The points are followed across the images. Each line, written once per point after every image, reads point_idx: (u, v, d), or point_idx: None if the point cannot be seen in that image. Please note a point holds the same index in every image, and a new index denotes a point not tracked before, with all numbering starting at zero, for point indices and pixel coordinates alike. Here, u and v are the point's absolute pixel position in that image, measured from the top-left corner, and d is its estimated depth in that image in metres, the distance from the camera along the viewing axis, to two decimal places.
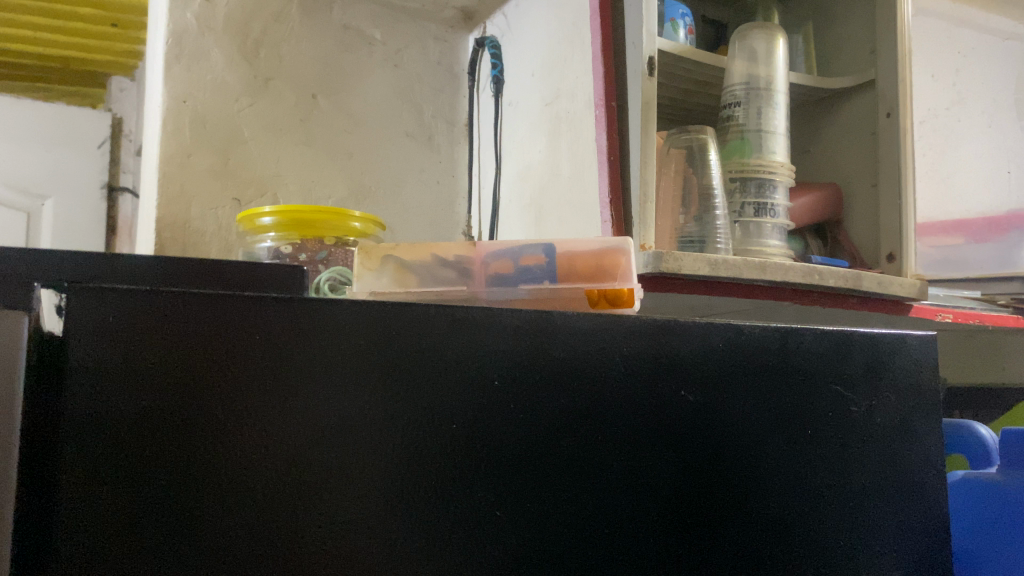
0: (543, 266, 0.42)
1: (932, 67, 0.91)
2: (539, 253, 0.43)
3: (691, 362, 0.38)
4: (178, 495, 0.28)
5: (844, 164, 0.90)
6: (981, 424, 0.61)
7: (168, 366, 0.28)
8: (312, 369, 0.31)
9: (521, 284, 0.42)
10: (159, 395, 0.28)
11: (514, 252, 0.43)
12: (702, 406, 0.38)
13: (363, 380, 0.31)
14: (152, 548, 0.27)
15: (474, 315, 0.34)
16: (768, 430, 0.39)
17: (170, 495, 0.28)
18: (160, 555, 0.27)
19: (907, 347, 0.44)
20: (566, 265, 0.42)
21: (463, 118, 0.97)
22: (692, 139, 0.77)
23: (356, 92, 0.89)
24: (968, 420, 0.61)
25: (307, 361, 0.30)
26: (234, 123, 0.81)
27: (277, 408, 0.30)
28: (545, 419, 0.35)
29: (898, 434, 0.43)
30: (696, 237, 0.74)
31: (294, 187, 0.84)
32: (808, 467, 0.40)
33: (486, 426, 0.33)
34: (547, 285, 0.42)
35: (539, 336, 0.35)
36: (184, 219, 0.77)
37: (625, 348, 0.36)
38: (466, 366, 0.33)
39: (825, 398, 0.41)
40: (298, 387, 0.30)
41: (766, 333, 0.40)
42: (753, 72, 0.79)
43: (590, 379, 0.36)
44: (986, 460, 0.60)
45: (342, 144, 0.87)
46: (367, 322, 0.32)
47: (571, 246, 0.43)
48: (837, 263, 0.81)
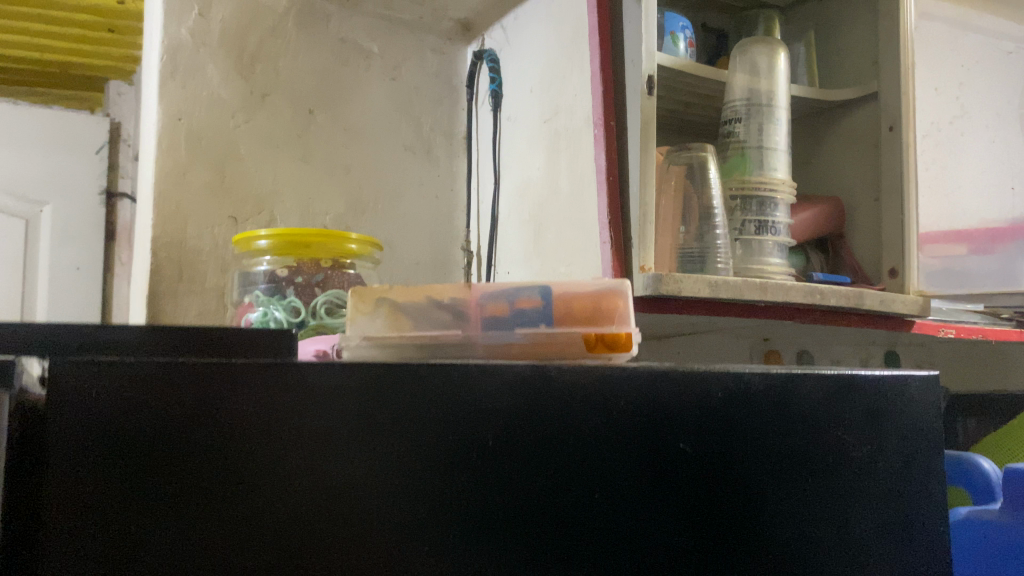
0: (539, 309, 0.42)
1: (935, 80, 0.90)
2: (536, 295, 0.42)
3: (689, 411, 0.37)
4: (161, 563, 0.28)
5: (846, 177, 0.89)
6: (984, 458, 0.60)
7: (153, 435, 0.29)
8: (301, 433, 0.30)
9: (517, 326, 0.41)
10: (138, 466, 0.29)
11: (510, 294, 0.42)
12: (700, 457, 0.37)
13: (348, 446, 0.31)
14: None
15: (469, 373, 0.33)
16: (769, 478, 0.39)
17: (153, 563, 0.28)
18: None
19: (907, 388, 0.44)
20: (563, 308, 0.42)
21: (461, 130, 0.96)
22: (692, 157, 0.76)
23: (353, 105, 0.88)
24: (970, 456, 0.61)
25: (296, 426, 0.30)
26: (230, 139, 0.80)
27: (259, 476, 0.30)
28: (543, 477, 0.34)
29: (900, 476, 0.43)
30: (697, 254, 0.74)
31: (291, 204, 0.83)
32: (808, 516, 0.39)
33: (481, 486, 0.33)
34: (544, 329, 0.41)
35: (536, 391, 0.34)
36: (181, 238, 0.76)
37: (623, 400, 0.36)
38: (460, 425, 0.33)
39: (824, 442, 0.40)
40: (286, 452, 0.30)
41: (764, 379, 0.39)
42: (754, 86, 0.78)
43: (587, 434, 0.35)
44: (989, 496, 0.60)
45: (339, 159, 0.87)
46: (359, 384, 0.31)
47: (568, 288, 0.42)
48: (839, 279, 0.81)
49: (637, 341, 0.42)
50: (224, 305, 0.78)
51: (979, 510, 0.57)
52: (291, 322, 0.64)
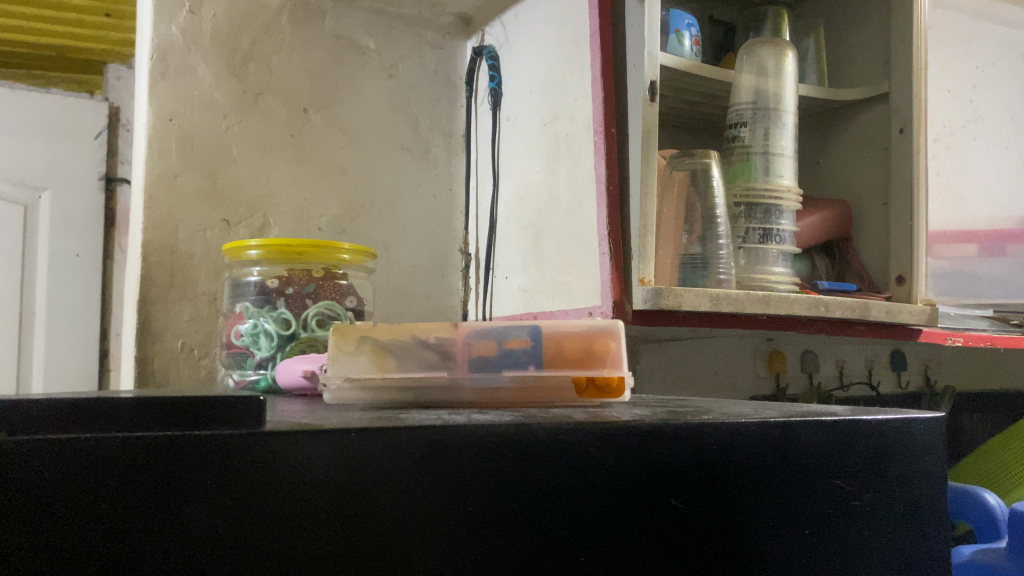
0: (529, 351, 0.41)
1: (948, 81, 0.88)
2: (525, 335, 0.41)
3: (681, 467, 0.36)
4: None
5: (855, 180, 0.87)
6: (988, 491, 0.60)
7: (111, 517, 0.27)
8: (272, 508, 0.28)
9: (505, 369, 0.41)
10: (105, 553, 0.26)
11: (499, 333, 0.41)
12: (693, 515, 0.36)
13: (325, 521, 0.29)
14: None
15: (447, 438, 0.32)
16: (764, 534, 0.37)
17: None
18: None
19: (912, 432, 0.42)
20: (553, 349, 0.41)
21: (460, 128, 0.94)
22: (695, 163, 0.74)
23: (349, 106, 0.86)
24: (975, 490, 0.60)
25: (265, 501, 0.28)
26: (222, 142, 0.78)
27: (224, 558, 0.27)
28: (526, 546, 0.32)
29: (905, 526, 0.41)
30: (700, 262, 0.72)
31: (285, 207, 0.81)
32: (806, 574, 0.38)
33: (461, 558, 0.31)
34: (533, 371, 0.41)
35: (520, 453, 0.33)
36: (172, 244, 0.75)
37: (611, 459, 0.35)
38: (443, 492, 0.31)
39: (824, 494, 0.39)
40: (254, 531, 0.28)
41: (761, 429, 0.38)
42: (761, 88, 0.76)
43: (574, 496, 0.34)
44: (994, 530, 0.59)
45: (335, 160, 0.85)
46: (336, 454, 0.30)
47: (558, 328, 0.42)
48: (844, 287, 0.79)
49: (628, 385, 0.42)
50: (216, 311, 0.76)
51: (980, 553, 0.56)
52: (280, 335, 0.64)
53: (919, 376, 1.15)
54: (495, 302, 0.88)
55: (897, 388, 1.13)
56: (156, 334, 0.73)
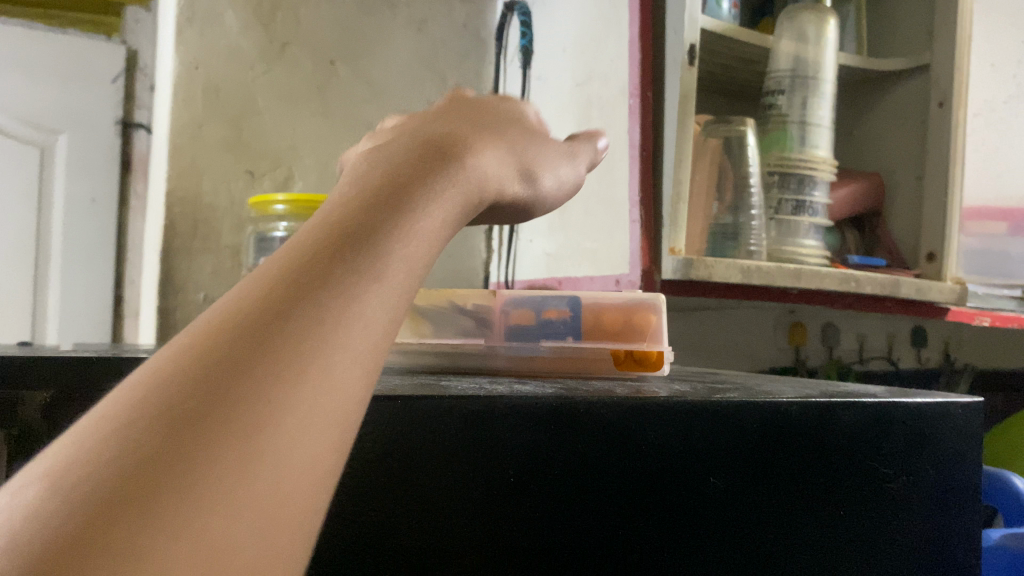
0: (568, 322, 0.44)
1: (994, 55, 0.83)
2: (563, 307, 0.44)
3: (718, 445, 0.35)
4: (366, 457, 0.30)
5: (891, 152, 0.85)
6: (1018, 477, 0.59)
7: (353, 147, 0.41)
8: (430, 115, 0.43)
9: (543, 337, 0.44)
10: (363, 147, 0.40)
11: (537, 304, 0.44)
12: (730, 490, 0.35)
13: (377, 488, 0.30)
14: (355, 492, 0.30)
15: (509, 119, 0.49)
16: (797, 515, 0.36)
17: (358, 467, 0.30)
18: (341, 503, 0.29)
19: (952, 418, 0.40)
20: (594, 319, 0.44)
21: (489, 86, 0.95)
22: (731, 131, 0.72)
23: (378, 61, 0.88)
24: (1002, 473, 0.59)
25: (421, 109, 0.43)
26: (248, 90, 0.81)
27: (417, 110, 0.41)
28: (559, 517, 0.32)
29: (944, 512, 0.40)
30: (731, 231, 0.71)
31: (310, 160, 0.84)
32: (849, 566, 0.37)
33: (500, 522, 0.31)
34: (570, 341, 0.43)
35: (560, 425, 0.32)
36: (195, 194, 0.77)
37: (648, 434, 0.34)
38: (488, 457, 0.31)
39: (862, 477, 0.38)
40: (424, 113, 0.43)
41: (805, 408, 0.37)
42: (802, 55, 0.74)
43: (608, 469, 0.33)
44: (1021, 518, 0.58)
45: (361, 115, 0.87)
46: (385, 423, 0.30)
47: (596, 300, 0.44)
48: (874, 263, 0.77)
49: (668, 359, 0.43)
50: (239, 264, 0.79)
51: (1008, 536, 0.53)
52: None
53: (938, 353, 1.14)
54: (518, 265, 0.89)
55: (916, 365, 1.13)
56: (179, 284, 0.76)
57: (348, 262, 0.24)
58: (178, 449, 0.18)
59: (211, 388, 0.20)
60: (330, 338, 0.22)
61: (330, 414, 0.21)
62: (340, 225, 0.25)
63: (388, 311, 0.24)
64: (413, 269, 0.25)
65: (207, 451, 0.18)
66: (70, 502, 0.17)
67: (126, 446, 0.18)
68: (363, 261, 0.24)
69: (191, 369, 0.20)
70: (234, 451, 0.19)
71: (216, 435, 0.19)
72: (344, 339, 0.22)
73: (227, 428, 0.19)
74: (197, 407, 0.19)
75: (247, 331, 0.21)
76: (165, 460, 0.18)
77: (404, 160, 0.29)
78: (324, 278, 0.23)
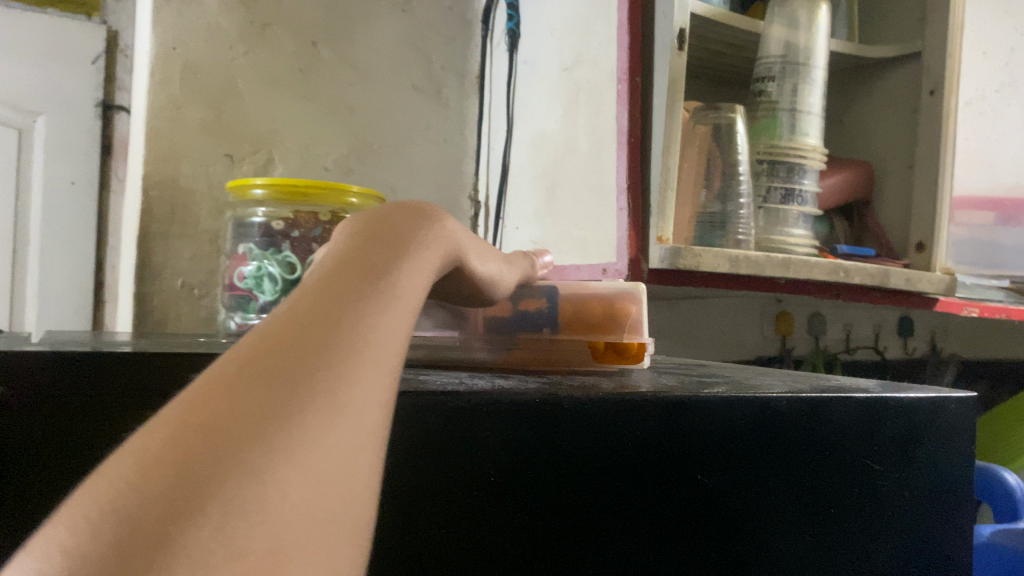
0: (544, 311, 0.44)
1: (986, 42, 0.82)
2: (540, 299, 0.44)
3: (708, 442, 0.34)
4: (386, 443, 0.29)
5: (880, 141, 0.84)
6: (1009, 470, 0.59)
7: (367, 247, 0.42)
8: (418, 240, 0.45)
9: (518, 329, 0.44)
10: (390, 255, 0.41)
11: (514, 297, 0.45)
12: (722, 488, 0.34)
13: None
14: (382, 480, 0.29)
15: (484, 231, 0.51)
16: (786, 515, 0.36)
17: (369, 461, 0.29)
18: None
19: (941, 411, 0.39)
20: (571, 308, 0.43)
21: (475, 69, 0.94)
22: (720, 118, 0.71)
23: (362, 43, 0.86)
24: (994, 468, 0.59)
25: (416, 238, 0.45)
26: (228, 72, 0.79)
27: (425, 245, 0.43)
28: (551, 517, 0.31)
29: (930, 508, 0.39)
30: (718, 220, 0.70)
31: (291, 144, 0.83)
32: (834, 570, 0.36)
33: (490, 523, 0.30)
34: (546, 333, 0.43)
35: (546, 422, 0.31)
36: (173, 177, 0.76)
37: (638, 431, 0.33)
38: (475, 455, 0.30)
39: (852, 475, 0.37)
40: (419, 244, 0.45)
41: (795, 404, 0.36)
42: (792, 42, 0.72)
43: (600, 468, 0.32)
44: (1012, 513, 0.58)
45: (344, 98, 0.86)
46: None
47: (574, 290, 0.44)
48: (863, 252, 0.77)
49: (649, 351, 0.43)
50: (218, 250, 0.78)
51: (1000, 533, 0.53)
52: (286, 279, 0.63)
53: (924, 343, 1.14)
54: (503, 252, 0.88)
55: (903, 354, 1.12)
56: (157, 269, 0.75)
57: (362, 288, 0.24)
58: (225, 450, 0.17)
59: (249, 389, 0.19)
60: (359, 348, 0.22)
61: (364, 419, 0.21)
62: (344, 261, 0.26)
63: (404, 329, 0.25)
64: (415, 298, 0.26)
65: (254, 451, 0.18)
66: (121, 493, 0.16)
67: (170, 442, 0.17)
68: (375, 288, 0.25)
69: (222, 375, 0.20)
70: (278, 450, 0.18)
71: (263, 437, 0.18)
72: (370, 352, 0.22)
73: (272, 424, 0.18)
74: (235, 406, 0.19)
75: (282, 338, 0.21)
76: (212, 458, 0.17)
77: (395, 213, 0.30)
78: (338, 297, 0.23)
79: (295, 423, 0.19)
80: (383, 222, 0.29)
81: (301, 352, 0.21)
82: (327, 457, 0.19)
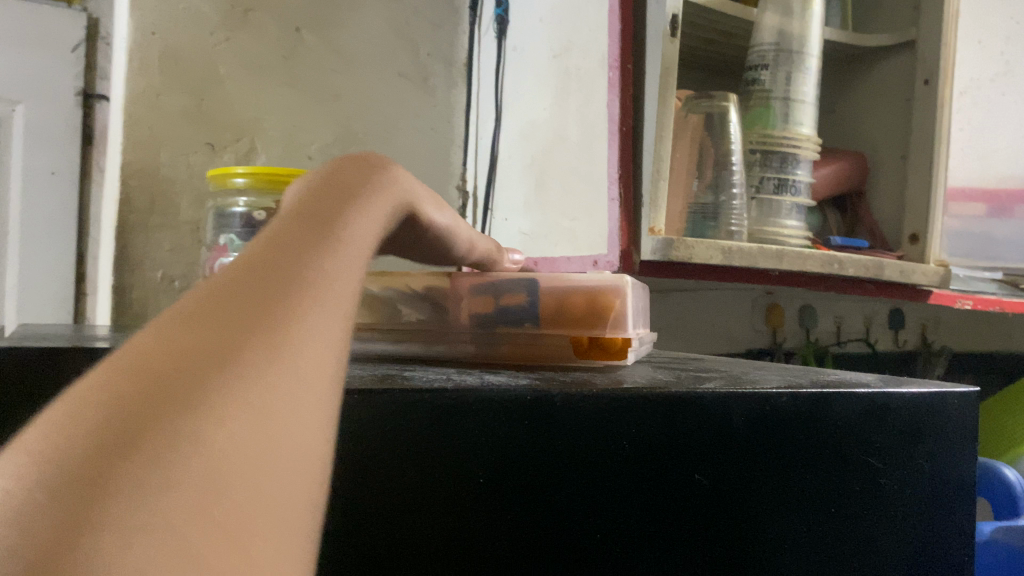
0: (524, 305, 0.42)
1: (981, 31, 0.81)
2: (520, 292, 0.42)
3: (703, 437, 0.33)
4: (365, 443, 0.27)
5: (874, 130, 0.83)
6: (1008, 465, 0.58)
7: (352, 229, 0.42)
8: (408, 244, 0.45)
9: (499, 324, 0.42)
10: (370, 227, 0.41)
11: (495, 290, 0.43)
12: (718, 487, 0.33)
13: (336, 490, 0.27)
14: (360, 480, 0.27)
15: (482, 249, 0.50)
16: (783, 514, 0.34)
17: (347, 460, 0.27)
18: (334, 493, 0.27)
19: (943, 408, 0.38)
20: (551, 302, 0.41)
21: (463, 56, 0.92)
22: (712, 107, 0.70)
23: (347, 29, 0.85)
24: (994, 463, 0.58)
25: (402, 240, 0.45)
26: (209, 58, 0.77)
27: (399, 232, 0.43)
28: (540, 517, 0.30)
29: (931, 510, 0.38)
30: (711, 213, 0.69)
31: (273, 133, 0.81)
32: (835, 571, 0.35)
33: (474, 523, 0.29)
34: (527, 328, 0.41)
35: (536, 419, 0.30)
36: (153, 165, 0.75)
37: (632, 426, 0.32)
38: (459, 452, 0.29)
39: (852, 473, 0.36)
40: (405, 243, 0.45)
41: (794, 400, 0.35)
42: (786, 29, 0.71)
43: (591, 465, 0.31)
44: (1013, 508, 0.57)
45: (328, 84, 0.84)
46: (342, 420, 0.27)
47: (554, 284, 0.42)
48: (856, 244, 0.76)
49: (634, 347, 0.41)
50: (199, 241, 0.76)
51: (1002, 531, 0.53)
52: None
53: (915, 336, 1.13)
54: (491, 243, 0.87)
55: (894, 347, 1.12)
56: (136, 261, 0.74)
57: (314, 237, 0.24)
58: (178, 401, 0.16)
59: (206, 338, 0.18)
60: (312, 294, 0.21)
61: (327, 365, 0.20)
62: (294, 214, 0.25)
63: (359, 271, 0.24)
64: (368, 245, 0.26)
65: (212, 404, 0.17)
66: (62, 453, 0.15)
67: (118, 395, 0.16)
68: (323, 236, 0.24)
69: (176, 325, 0.18)
70: (241, 403, 0.17)
71: (222, 388, 0.17)
72: (326, 295, 0.22)
73: (232, 358, 0.18)
74: (192, 355, 0.17)
75: (235, 279, 0.21)
76: (167, 409, 0.16)
77: (346, 169, 0.30)
78: (288, 239, 0.23)
79: (255, 358, 0.18)
80: (330, 181, 0.29)
81: (256, 300, 0.20)
82: (290, 400, 0.19)
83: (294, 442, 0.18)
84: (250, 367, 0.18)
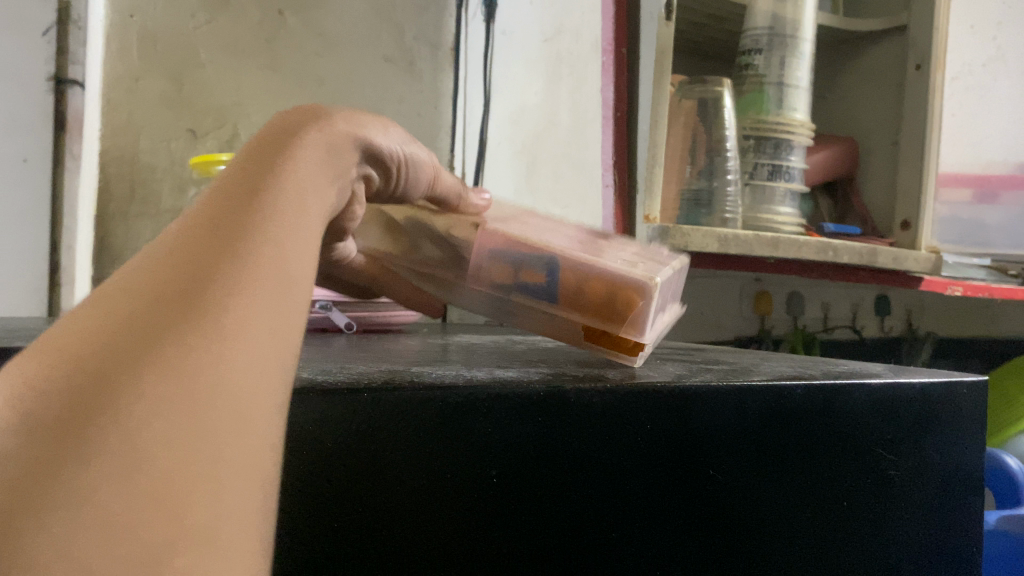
0: (545, 286, 0.41)
1: (972, 16, 0.80)
2: (539, 270, 0.41)
3: (716, 433, 0.32)
4: (372, 445, 0.26)
5: (864, 116, 0.82)
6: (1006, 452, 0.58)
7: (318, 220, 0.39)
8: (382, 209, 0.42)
9: (518, 293, 0.42)
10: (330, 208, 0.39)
11: (515, 264, 0.42)
12: (732, 482, 0.32)
13: (343, 497, 0.26)
14: (368, 485, 0.26)
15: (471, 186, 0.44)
16: (796, 510, 0.34)
17: (355, 463, 0.26)
18: (342, 499, 0.26)
19: (956, 399, 0.38)
20: (572, 292, 0.40)
21: (450, 40, 0.90)
22: (707, 91, 0.68)
23: (330, 11, 0.83)
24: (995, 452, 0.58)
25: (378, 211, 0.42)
26: (189, 41, 0.76)
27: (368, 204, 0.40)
28: (550, 518, 0.29)
29: (941, 503, 0.37)
30: (704, 200, 0.68)
31: (255, 118, 0.80)
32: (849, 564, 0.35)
33: (482, 525, 0.28)
34: (545, 304, 0.41)
35: (546, 416, 0.29)
36: (132, 152, 0.75)
37: (646, 422, 0.30)
38: (467, 451, 0.27)
39: (864, 467, 0.35)
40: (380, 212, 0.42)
41: (808, 392, 0.34)
42: (780, 13, 0.70)
43: (604, 462, 0.30)
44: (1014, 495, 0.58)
45: (313, 69, 0.82)
46: (348, 421, 0.26)
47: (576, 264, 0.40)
48: (849, 231, 0.75)
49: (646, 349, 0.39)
50: None
51: (1004, 520, 0.54)
52: None
53: (901, 321, 1.14)
54: None
55: (879, 333, 1.12)
56: (116, 252, 0.75)
57: (255, 217, 0.24)
58: (95, 397, 0.17)
59: (143, 325, 0.19)
60: (260, 277, 0.22)
61: (257, 365, 0.20)
62: (239, 190, 0.25)
63: (300, 255, 0.25)
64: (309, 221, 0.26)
65: (126, 393, 0.17)
66: None
67: (37, 399, 0.17)
68: (274, 210, 0.24)
69: (109, 317, 0.19)
70: (145, 404, 0.18)
71: (141, 376, 0.18)
72: (261, 289, 0.22)
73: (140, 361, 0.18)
74: (119, 347, 0.18)
75: (171, 275, 0.21)
76: (74, 424, 0.17)
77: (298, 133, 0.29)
78: (233, 224, 0.23)
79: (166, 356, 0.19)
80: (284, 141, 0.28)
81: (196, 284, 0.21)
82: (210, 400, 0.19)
83: (228, 419, 0.19)
84: (179, 352, 0.19)
